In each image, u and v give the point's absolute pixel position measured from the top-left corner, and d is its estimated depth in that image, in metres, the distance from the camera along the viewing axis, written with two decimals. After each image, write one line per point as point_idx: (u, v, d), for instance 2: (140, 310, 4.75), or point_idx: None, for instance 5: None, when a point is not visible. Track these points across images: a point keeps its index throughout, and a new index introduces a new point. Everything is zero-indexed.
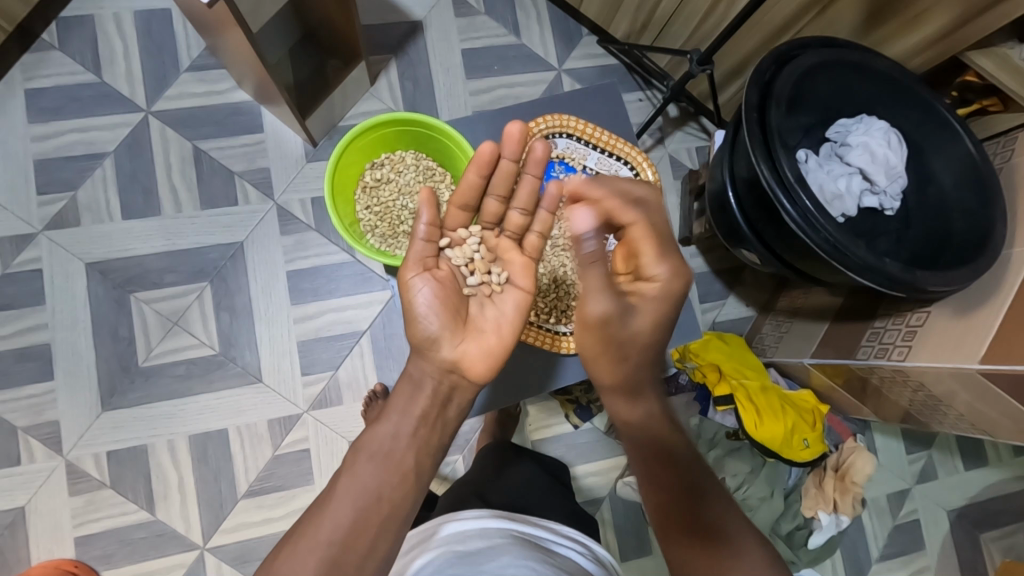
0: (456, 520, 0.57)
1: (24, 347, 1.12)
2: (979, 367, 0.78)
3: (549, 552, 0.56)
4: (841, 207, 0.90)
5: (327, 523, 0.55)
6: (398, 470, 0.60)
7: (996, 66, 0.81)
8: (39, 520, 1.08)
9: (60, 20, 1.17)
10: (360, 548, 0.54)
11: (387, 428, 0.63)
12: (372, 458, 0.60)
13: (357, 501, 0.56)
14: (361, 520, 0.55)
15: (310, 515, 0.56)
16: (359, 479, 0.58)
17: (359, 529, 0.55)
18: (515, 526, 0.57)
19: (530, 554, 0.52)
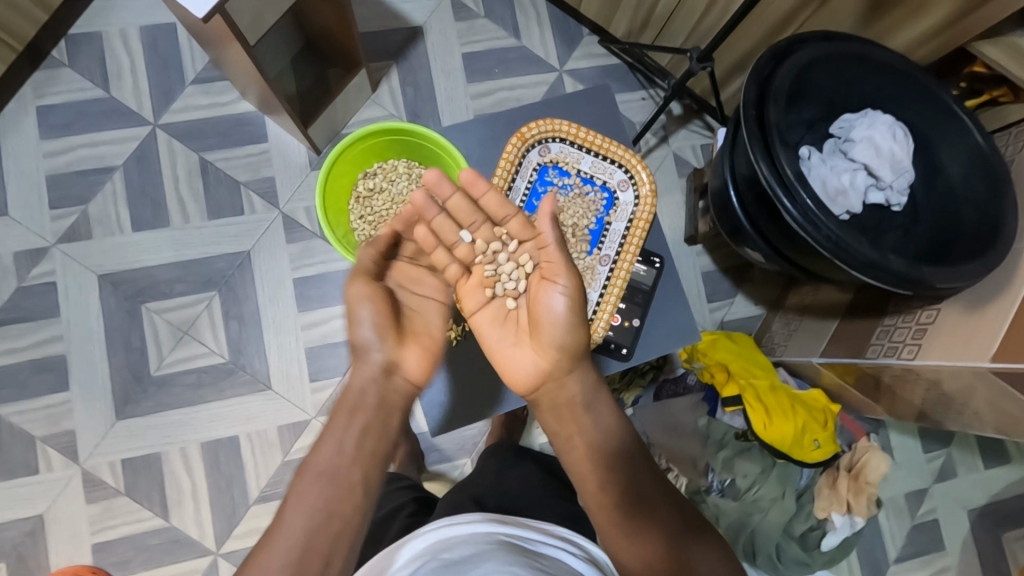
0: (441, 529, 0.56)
1: (40, 359, 1.14)
2: (990, 365, 0.76)
3: (537, 554, 0.55)
4: (845, 203, 0.89)
5: (277, 551, 0.55)
6: (346, 488, 0.60)
7: (1005, 53, 0.79)
8: (59, 528, 1.11)
9: (68, 37, 1.20)
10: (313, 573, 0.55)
11: (334, 447, 0.63)
12: (321, 477, 0.60)
13: (303, 528, 0.56)
14: (314, 547, 0.56)
15: (260, 543, 0.57)
16: (306, 503, 0.58)
17: (309, 557, 0.55)
18: (502, 529, 0.56)
19: (517, 558, 0.51)
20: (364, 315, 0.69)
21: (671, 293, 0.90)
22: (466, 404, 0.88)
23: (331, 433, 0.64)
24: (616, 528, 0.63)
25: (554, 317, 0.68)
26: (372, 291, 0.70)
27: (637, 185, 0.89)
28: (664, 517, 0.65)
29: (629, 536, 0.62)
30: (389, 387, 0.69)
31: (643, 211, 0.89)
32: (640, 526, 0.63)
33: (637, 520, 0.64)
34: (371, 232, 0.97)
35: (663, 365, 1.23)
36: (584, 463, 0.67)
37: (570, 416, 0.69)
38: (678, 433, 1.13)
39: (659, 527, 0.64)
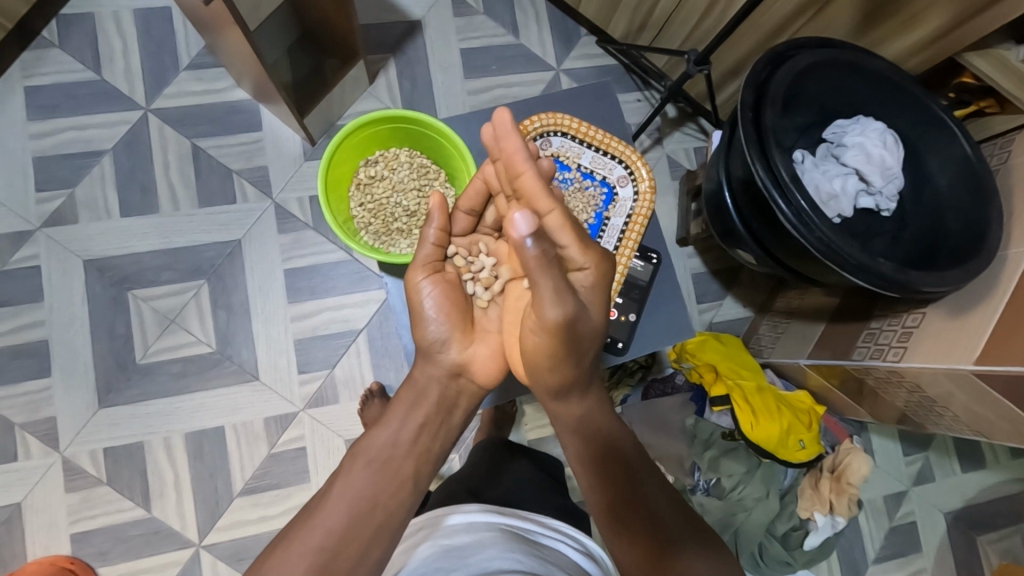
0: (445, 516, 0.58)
1: (21, 344, 1.12)
2: (974, 368, 0.78)
3: (537, 544, 0.57)
4: (836, 207, 0.91)
5: (318, 530, 0.59)
6: (392, 478, 0.64)
7: (992, 66, 0.82)
8: (36, 517, 1.09)
9: (59, 18, 1.18)
10: (348, 558, 0.58)
11: (383, 440, 0.67)
12: (369, 464, 0.65)
13: (349, 510, 0.60)
14: (356, 529, 0.59)
15: (300, 522, 0.60)
16: (355, 489, 0.62)
17: (349, 541, 0.59)
18: (502, 520, 0.58)
19: (517, 547, 0.53)
20: (427, 291, 0.72)
21: (666, 291, 0.91)
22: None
23: (385, 428, 0.68)
24: (606, 528, 0.67)
25: (551, 342, 0.62)
26: (433, 286, 0.72)
27: (637, 181, 0.90)
28: (652, 519, 0.65)
29: (615, 536, 0.65)
30: (451, 383, 0.72)
31: (642, 208, 0.89)
32: (624, 527, 0.65)
33: (623, 521, 0.65)
34: (371, 219, 0.97)
35: (651, 364, 1.25)
36: (581, 469, 0.72)
37: (568, 427, 0.72)
38: (665, 433, 1.14)
39: (643, 527, 0.64)
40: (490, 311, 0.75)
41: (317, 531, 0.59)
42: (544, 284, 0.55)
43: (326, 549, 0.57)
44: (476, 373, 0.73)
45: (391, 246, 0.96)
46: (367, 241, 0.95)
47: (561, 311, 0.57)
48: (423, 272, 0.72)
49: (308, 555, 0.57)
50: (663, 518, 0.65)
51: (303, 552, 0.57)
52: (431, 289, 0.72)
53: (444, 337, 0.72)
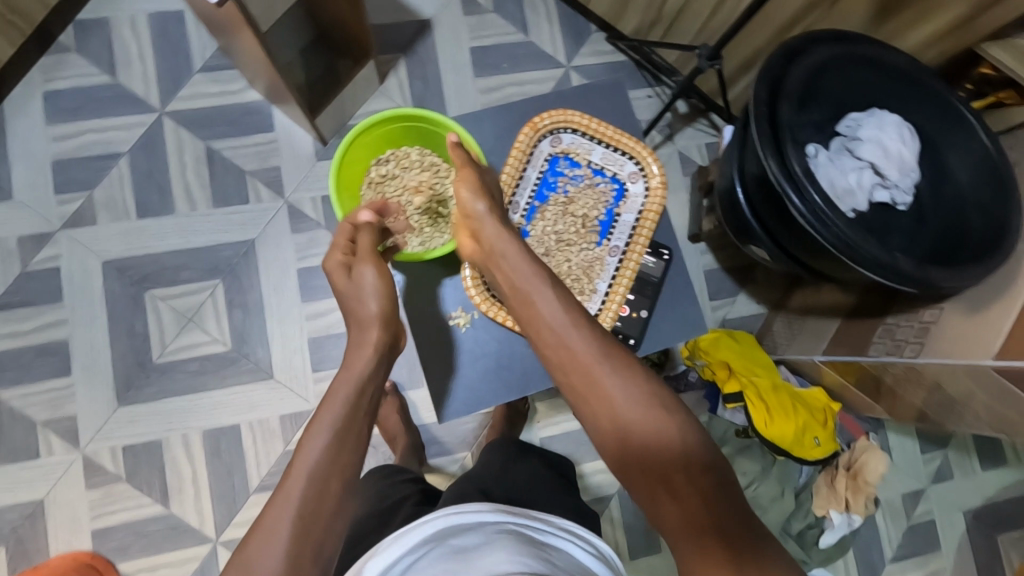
0: (453, 515, 0.54)
1: (43, 343, 1.14)
2: (992, 363, 0.76)
3: (546, 546, 0.53)
4: (851, 201, 0.88)
5: (282, 509, 0.54)
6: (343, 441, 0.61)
7: (1012, 57, 0.80)
8: (58, 512, 1.11)
9: (77, 22, 1.20)
10: (318, 537, 0.54)
11: (333, 410, 0.64)
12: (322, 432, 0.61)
13: (315, 486, 0.56)
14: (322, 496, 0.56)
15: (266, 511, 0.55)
16: (318, 464, 0.58)
17: (316, 522, 0.54)
18: (511, 521, 0.54)
19: (527, 549, 0.50)
20: (367, 272, 0.77)
21: (678, 287, 0.90)
22: (470, 388, 0.88)
23: (336, 400, 0.65)
24: (648, 492, 0.54)
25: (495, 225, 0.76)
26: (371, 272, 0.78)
27: (648, 177, 0.90)
28: (705, 489, 0.52)
29: (664, 503, 0.53)
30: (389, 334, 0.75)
31: (653, 203, 0.89)
32: (675, 496, 0.52)
33: (674, 490, 0.52)
34: None
35: (664, 362, 1.23)
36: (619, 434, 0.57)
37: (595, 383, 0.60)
38: None
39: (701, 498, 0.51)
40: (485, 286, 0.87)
41: (280, 515, 0.54)
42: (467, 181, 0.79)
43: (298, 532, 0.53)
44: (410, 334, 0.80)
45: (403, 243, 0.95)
46: None
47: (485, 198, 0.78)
48: (366, 261, 0.78)
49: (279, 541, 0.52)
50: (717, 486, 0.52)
51: (271, 537, 0.52)
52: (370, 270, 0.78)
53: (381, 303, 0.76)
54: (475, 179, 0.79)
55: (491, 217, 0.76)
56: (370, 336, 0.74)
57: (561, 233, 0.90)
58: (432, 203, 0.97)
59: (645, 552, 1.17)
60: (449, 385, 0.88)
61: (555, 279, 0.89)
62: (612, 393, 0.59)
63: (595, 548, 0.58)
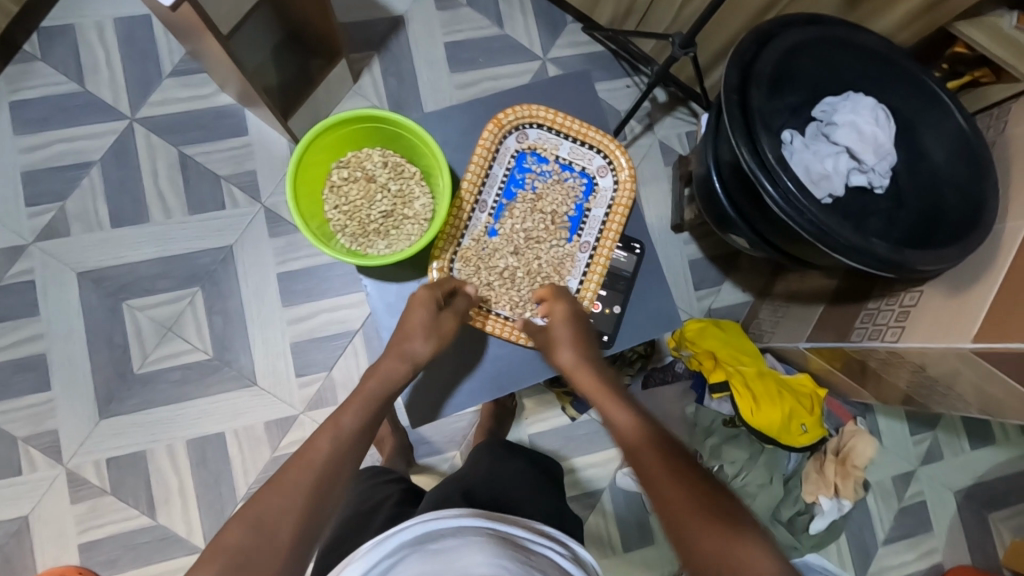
0: (431, 519, 0.53)
1: (21, 358, 1.13)
2: (972, 346, 0.76)
3: (527, 550, 0.53)
4: (828, 186, 0.88)
5: (303, 468, 0.59)
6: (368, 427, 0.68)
7: (985, 34, 0.80)
8: (43, 528, 1.10)
9: (42, 30, 1.17)
10: (328, 496, 0.58)
11: (355, 403, 0.70)
12: (350, 412, 0.68)
13: (309, 485, 0.57)
14: (339, 464, 0.61)
15: (286, 466, 0.59)
16: (314, 466, 0.59)
17: (329, 482, 0.59)
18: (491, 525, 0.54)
19: (508, 553, 0.50)
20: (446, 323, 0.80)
21: (654, 279, 0.89)
22: (450, 389, 0.87)
23: (360, 394, 0.71)
24: (679, 527, 0.53)
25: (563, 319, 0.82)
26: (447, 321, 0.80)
27: (616, 171, 0.90)
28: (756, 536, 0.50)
29: (698, 536, 0.51)
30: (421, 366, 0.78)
31: (622, 197, 0.89)
32: (716, 530, 0.50)
33: (720, 530, 0.50)
34: (346, 222, 0.95)
35: (651, 354, 1.23)
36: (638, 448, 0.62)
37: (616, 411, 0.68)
38: (666, 424, 1.13)
39: (753, 542, 0.49)
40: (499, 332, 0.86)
41: (271, 505, 0.54)
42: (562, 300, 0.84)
43: (286, 524, 0.53)
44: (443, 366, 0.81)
45: (369, 247, 0.95)
46: (343, 245, 0.94)
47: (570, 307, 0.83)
48: (454, 317, 0.81)
49: (264, 530, 0.52)
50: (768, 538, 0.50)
51: (257, 528, 0.52)
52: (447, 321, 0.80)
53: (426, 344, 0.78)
54: (574, 300, 0.85)
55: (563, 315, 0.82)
56: (402, 367, 0.76)
57: (529, 230, 0.90)
58: (397, 204, 0.96)
59: (638, 544, 1.17)
60: (429, 386, 0.87)
61: (525, 278, 0.90)
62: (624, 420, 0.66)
63: (565, 554, 0.57)
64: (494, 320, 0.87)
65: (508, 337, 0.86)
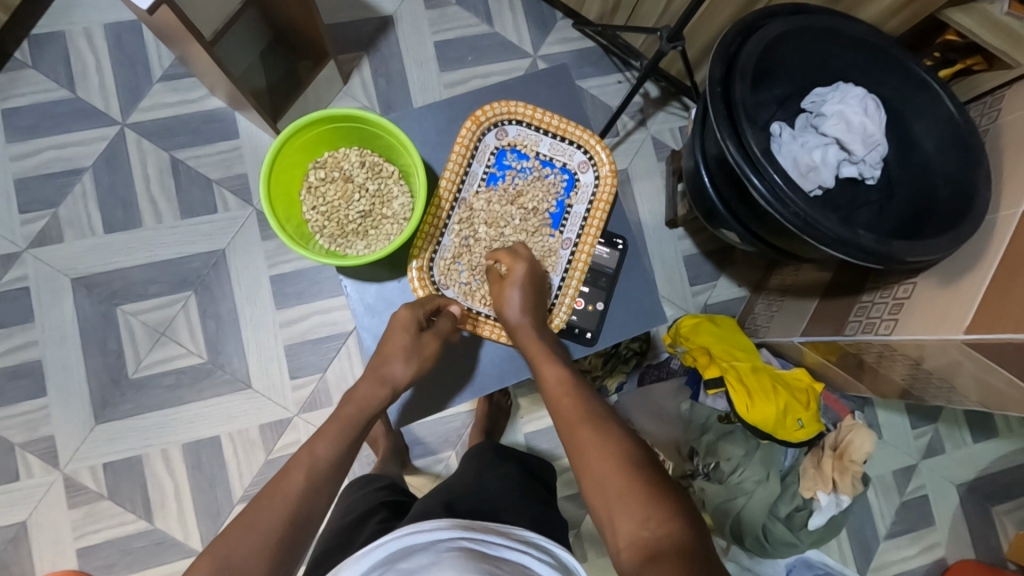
0: (402, 535, 0.50)
1: (16, 365, 1.13)
2: (964, 338, 0.75)
3: (503, 563, 0.49)
4: (816, 179, 0.88)
5: (277, 505, 0.59)
6: (347, 454, 0.68)
7: (975, 21, 0.79)
8: (41, 534, 1.10)
9: (31, 38, 1.18)
10: (304, 527, 0.59)
11: (337, 423, 0.70)
12: (326, 439, 0.67)
13: (282, 522, 0.57)
14: (315, 496, 0.61)
15: (258, 500, 0.59)
16: (287, 501, 0.59)
17: (304, 514, 0.60)
18: (466, 537, 0.50)
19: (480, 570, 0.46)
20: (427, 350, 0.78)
21: (637, 276, 0.88)
22: (437, 392, 0.86)
23: (339, 415, 0.71)
24: (606, 505, 0.56)
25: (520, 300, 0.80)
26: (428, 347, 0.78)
27: (597, 166, 0.89)
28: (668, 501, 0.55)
29: (617, 513, 0.55)
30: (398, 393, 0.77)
31: (603, 192, 0.89)
32: (628, 502, 0.55)
33: (631, 503, 0.55)
34: (325, 222, 0.94)
35: (647, 350, 1.26)
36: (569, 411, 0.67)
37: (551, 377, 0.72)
38: (663, 422, 1.14)
39: (670, 509, 0.54)
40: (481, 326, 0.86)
41: (242, 543, 0.55)
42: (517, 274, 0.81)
43: (256, 564, 0.54)
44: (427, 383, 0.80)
45: (348, 248, 0.94)
46: (323, 246, 0.93)
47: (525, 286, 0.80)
48: (435, 340, 0.79)
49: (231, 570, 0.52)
50: (679, 499, 0.55)
51: (225, 569, 0.52)
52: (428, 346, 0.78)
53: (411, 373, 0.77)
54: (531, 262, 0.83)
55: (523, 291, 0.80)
56: (379, 393, 0.75)
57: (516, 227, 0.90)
58: (376, 204, 0.96)
59: None
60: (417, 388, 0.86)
61: None
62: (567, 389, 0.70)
63: (559, 560, 0.53)
64: (483, 322, 0.86)
65: (495, 338, 0.86)
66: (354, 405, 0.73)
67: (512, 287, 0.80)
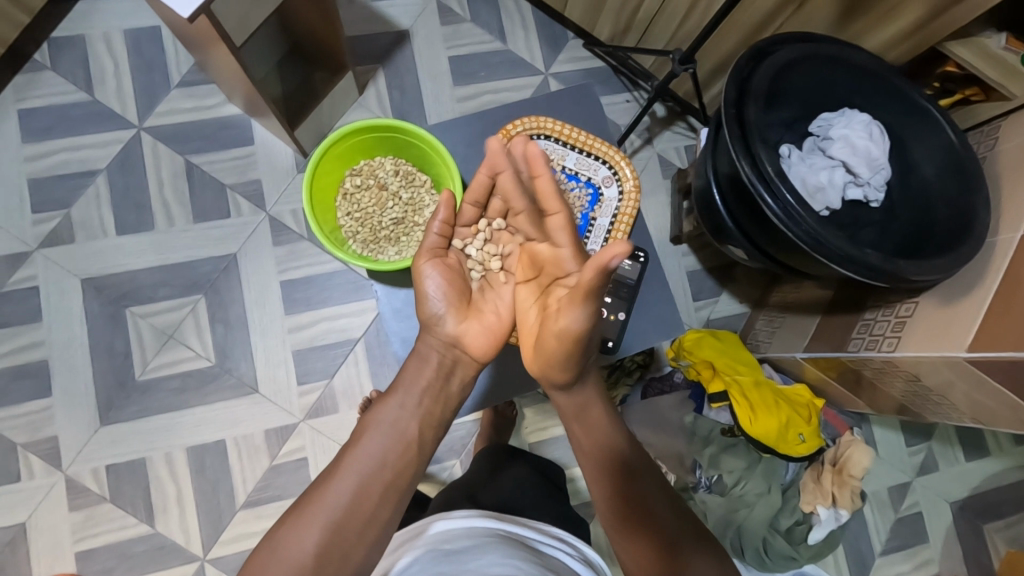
0: (444, 520, 0.55)
1: (21, 365, 1.13)
2: (966, 355, 0.78)
3: (538, 552, 0.54)
4: (824, 199, 0.91)
5: (331, 496, 0.59)
6: (408, 444, 0.66)
7: (976, 55, 0.83)
8: (39, 536, 1.09)
9: (51, 40, 1.19)
10: (357, 524, 0.58)
11: (393, 406, 0.68)
12: (381, 430, 0.66)
13: (330, 519, 0.57)
14: (370, 487, 0.61)
15: (315, 489, 0.61)
16: (337, 496, 0.59)
17: (356, 510, 0.59)
18: (503, 526, 0.55)
19: (521, 554, 0.50)
20: (431, 275, 0.75)
21: (652, 288, 0.94)
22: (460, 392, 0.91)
23: (398, 400, 0.69)
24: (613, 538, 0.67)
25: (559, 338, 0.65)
26: (435, 270, 0.76)
27: (621, 181, 0.92)
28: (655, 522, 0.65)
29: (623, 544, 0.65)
30: (446, 353, 0.74)
31: (627, 207, 0.91)
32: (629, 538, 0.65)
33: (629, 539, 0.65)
34: (358, 228, 0.97)
35: (649, 364, 1.27)
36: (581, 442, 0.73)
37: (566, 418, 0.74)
38: (664, 433, 1.15)
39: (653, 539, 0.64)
40: (488, 293, 0.78)
41: (292, 537, 0.56)
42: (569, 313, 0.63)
43: (304, 558, 0.55)
44: (470, 345, 0.74)
45: (380, 254, 0.97)
46: (355, 251, 0.96)
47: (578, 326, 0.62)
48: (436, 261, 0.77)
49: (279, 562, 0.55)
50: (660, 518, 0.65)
51: (277, 559, 0.55)
52: (434, 272, 0.75)
53: (441, 312, 0.74)
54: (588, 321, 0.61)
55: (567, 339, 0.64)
56: (426, 363, 0.73)
57: None
58: (408, 211, 0.98)
59: None
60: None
61: None
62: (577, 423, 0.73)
63: (586, 554, 0.59)
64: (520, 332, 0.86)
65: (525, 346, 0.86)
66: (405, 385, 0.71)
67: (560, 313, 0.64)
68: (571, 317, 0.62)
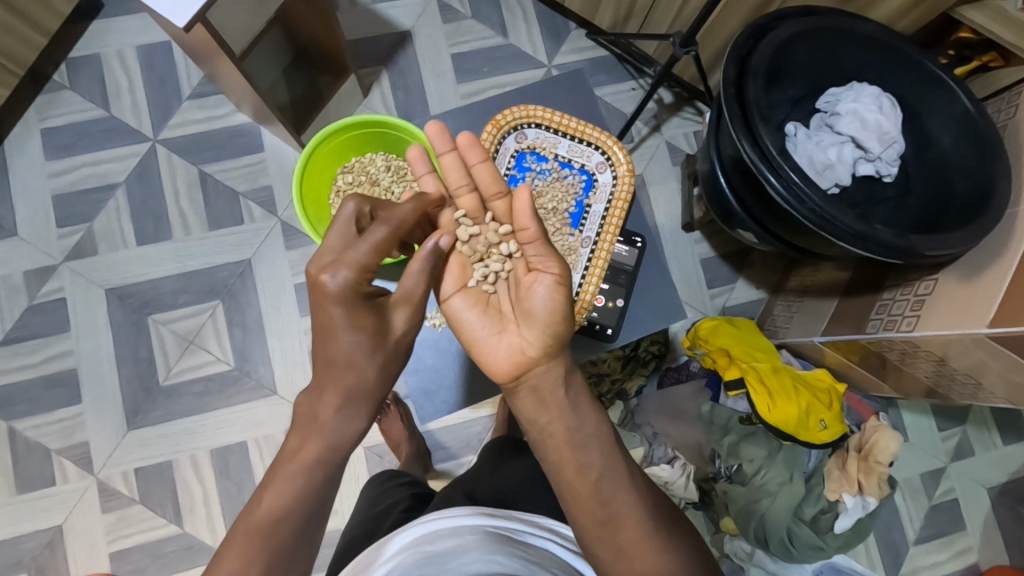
0: (432, 519, 0.55)
1: (52, 374, 1.17)
2: (988, 331, 0.75)
3: (524, 545, 0.55)
4: (833, 176, 0.88)
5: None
6: (311, 513, 0.57)
7: (991, 19, 0.79)
8: (76, 538, 1.13)
9: (68, 61, 1.23)
10: None
11: (294, 476, 0.58)
12: (278, 514, 0.55)
13: None
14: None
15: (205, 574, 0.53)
16: None
17: None
18: (491, 521, 0.56)
19: (509, 552, 0.51)
20: (338, 312, 0.61)
21: (653, 273, 0.94)
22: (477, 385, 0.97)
23: (298, 465, 0.58)
24: (618, 553, 0.58)
25: (536, 312, 0.65)
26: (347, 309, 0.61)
27: (615, 166, 0.91)
28: (668, 527, 0.61)
29: (636, 556, 0.58)
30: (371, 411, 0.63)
31: (621, 191, 0.90)
32: (643, 548, 0.58)
33: (643, 546, 0.59)
34: None
35: (666, 353, 1.27)
36: (566, 454, 0.62)
37: (554, 409, 0.63)
38: (683, 422, 1.14)
39: (668, 544, 0.60)
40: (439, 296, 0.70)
41: None
42: (541, 285, 0.66)
43: None
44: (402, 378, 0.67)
45: None
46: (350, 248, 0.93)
47: (554, 299, 0.65)
48: (404, 307, 0.65)
49: None
50: (669, 522, 0.62)
51: None
52: (341, 310, 0.61)
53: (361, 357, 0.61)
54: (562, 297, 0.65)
55: (546, 310, 0.64)
56: (347, 427, 0.61)
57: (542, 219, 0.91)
58: None
59: None
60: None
61: None
62: (568, 417, 0.63)
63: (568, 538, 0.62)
64: None
65: None
66: (315, 439, 0.59)
67: (546, 277, 0.66)
68: (541, 295, 0.65)
